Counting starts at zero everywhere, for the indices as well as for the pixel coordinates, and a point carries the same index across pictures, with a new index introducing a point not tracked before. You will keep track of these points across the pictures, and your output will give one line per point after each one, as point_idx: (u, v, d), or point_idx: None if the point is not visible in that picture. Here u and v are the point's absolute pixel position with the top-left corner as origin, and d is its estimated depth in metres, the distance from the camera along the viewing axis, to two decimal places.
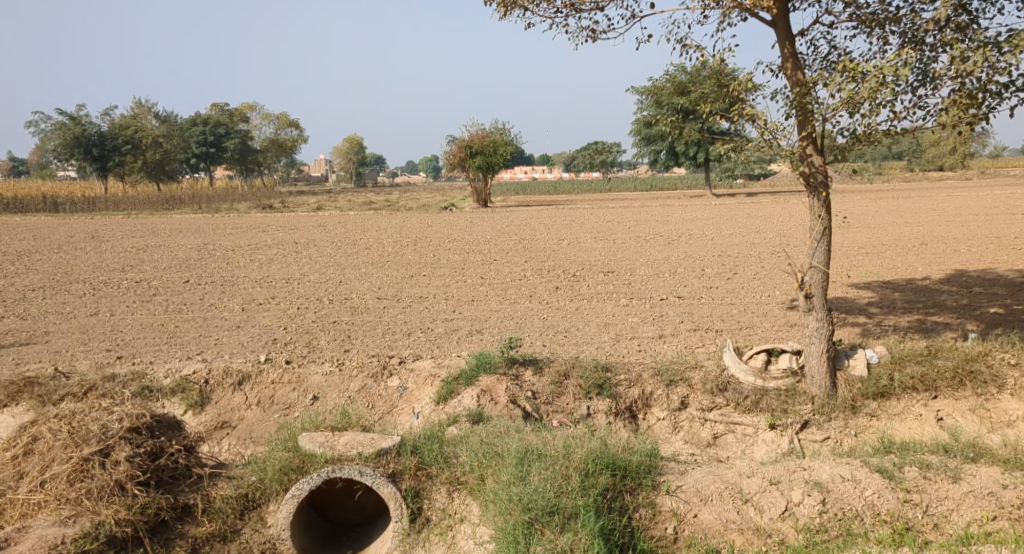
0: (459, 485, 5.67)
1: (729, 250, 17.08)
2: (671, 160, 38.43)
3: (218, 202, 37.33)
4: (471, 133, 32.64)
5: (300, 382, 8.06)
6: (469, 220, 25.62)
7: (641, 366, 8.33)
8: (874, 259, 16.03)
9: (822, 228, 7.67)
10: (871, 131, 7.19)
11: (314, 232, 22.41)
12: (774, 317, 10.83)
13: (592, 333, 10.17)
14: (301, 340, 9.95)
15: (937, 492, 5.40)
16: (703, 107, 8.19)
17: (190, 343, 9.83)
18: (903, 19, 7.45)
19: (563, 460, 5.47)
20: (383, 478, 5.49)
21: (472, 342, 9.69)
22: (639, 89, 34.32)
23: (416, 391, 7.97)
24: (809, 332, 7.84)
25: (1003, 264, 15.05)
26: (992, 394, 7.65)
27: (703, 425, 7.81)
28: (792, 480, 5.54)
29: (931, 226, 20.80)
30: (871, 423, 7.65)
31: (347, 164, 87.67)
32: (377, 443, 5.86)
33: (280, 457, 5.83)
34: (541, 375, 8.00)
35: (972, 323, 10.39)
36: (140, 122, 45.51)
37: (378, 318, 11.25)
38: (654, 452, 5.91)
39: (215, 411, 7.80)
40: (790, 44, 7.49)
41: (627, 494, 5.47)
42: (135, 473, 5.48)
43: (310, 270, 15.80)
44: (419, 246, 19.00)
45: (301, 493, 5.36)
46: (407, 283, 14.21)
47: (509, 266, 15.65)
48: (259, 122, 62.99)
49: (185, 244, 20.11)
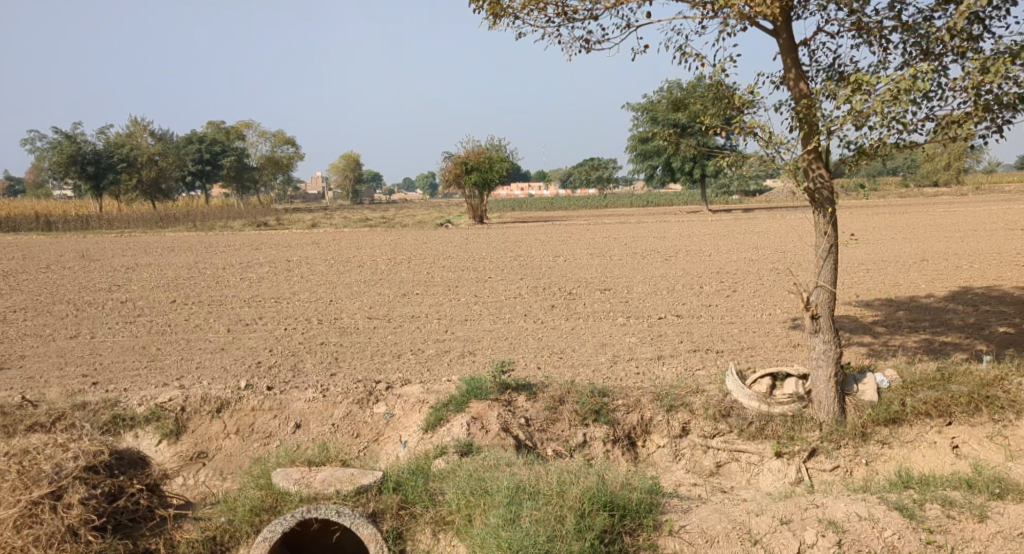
0: (445, 525, 5.27)
1: (727, 267, 16.75)
2: (668, 175, 38.14)
3: (212, 220, 36.99)
4: (467, 150, 32.36)
5: (282, 409, 7.65)
6: (464, 237, 25.29)
7: (640, 390, 7.92)
8: (876, 276, 15.68)
9: (828, 245, 7.29)
10: (879, 145, 6.84)
11: (307, 250, 22.04)
12: (776, 337, 10.47)
13: (588, 355, 9.77)
14: (286, 363, 9.55)
15: (962, 533, 5.02)
16: (703, 120, 7.84)
17: (169, 368, 9.41)
18: (912, 28, 7.11)
19: (558, 499, 5.08)
20: (363, 519, 5.09)
21: (464, 365, 9.30)
22: (634, 105, 34.12)
23: (403, 419, 7.55)
24: (816, 355, 7.45)
25: (1008, 281, 14.71)
26: (1010, 421, 7.24)
27: (705, 453, 7.41)
28: (804, 519, 5.14)
29: (932, 242, 20.48)
30: (882, 451, 7.27)
31: (343, 181, 87.28)
32: (357, 480, 5.51)
33: (251, 497, 5.48)
34: (535, 400, 7.59)
35: (982, 343, 10.02)
36: (136, 141, 45.21)
37: (368, 339, 10.87)
38: (655, 487, 5.50)
39: (191, 440, 7.39)
40: (792, 54, 7.15)
41: (627, 535, 5.06)
42: (90, 518, 5.13)
43: (301, 289, 15.42)
44: (412, 264, 18.65)
45: (273, 535, 4.99)
46: (399, 301, 13.84)
47: (504, 284, 15.29)
48: (255, 140, 62.84)
49: (174, 262, 19.72)
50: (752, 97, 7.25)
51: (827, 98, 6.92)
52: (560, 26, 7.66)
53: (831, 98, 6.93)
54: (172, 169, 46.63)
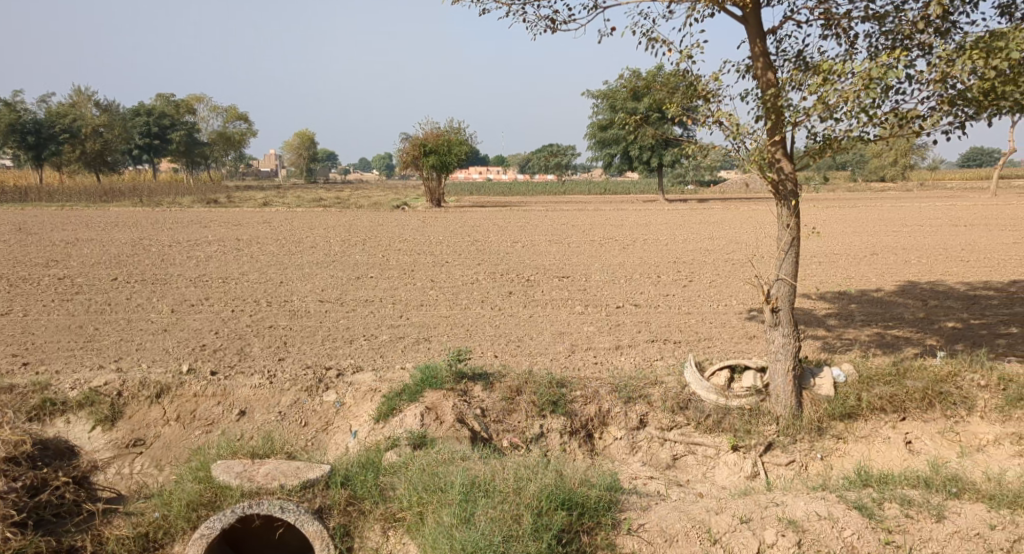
0: (396, 522, 5.03)
1: (684, 257, 16.73)
2: (626, 164, 38.13)
3: (159, 196, 35.79)
4: (425, 132, 31.86)
5: (226, 395, 7.32)
6: (421, 220, 24.91)
7: (598, 381, 7.77)
8: (828, 268, 15.82)
9: (791, 237, 7.18)
10: (845, 137, 6.75)
11: (259, 229, 21.43)
12: (732, 328, 10.42)
13: (546, 343, 9.59)
14: (232, 346, 9.17)
15: (920, 533, 4.97)
16: (667, 108, 7.67)
17: (106, 349, 8.95)
18: (881, 19, 7.03)
19: (514, 497, 4.90)
20: (308, 515, 4.85)
21: (418, 352, 9.05)
22: (594, 92, 33.89)
23: (354, 407, 7.28)
24: (775, 348, 7.36)
25: (954, 276, 14.98)
26: (961, 417, 7.29)
27: (662, 445, 7.29)
28: (764, 518, 5.03)
29: (882, 237, 20.79)
30: (838, 446, 7.22)
31: (298, 160, 85.64)
32: (303, 474, 5.24)
33: (188, 490, 5.17)
34: (491, 390, 7.41)
35: (932, 338, 10.12)
36: (81, 111, 43.53)
37: (318, 323, 10.52)
38: (613, 484, 5.35)
39: (128, 427, 7.02)
40: (761, 41, 7.01)
41: (585, 534, 4.89)
42: (9, 513, 4.78)
43: (250, 269, 14.92)
44: (367, 246, 18.26)
45: (211, 532, 4.71)
46: (352, 285, 13.46)
47: (461, 269, 15.04)
48: (206, 114, 61.18)
49: (118, 238, 18.97)
50: (718, 85, 7.08)
51: (794, 88, 6.82)
52: (525, 6, 7.40)
53: (798, 89, 6.82)
54: (119, 142, 45.12)
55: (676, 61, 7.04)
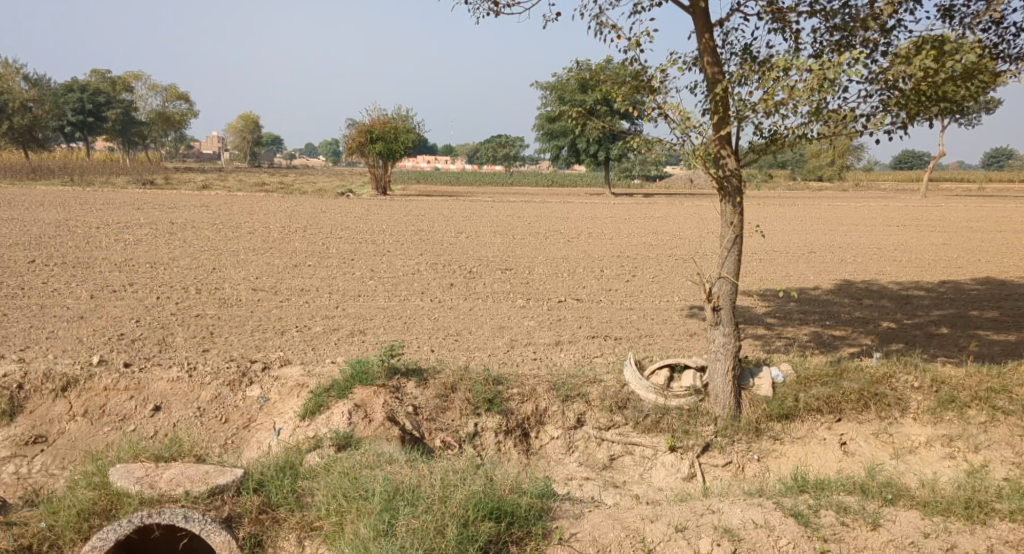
0: (312, 531, 4.72)
1: (629, 252, 16.66)
2: (573, 156, 38.00)
3: (91, 175, 34.36)
4: (371, 118, 31.22)
5: (140, 389, 6.89)
6: (364, 207, 24.37)
7: (536, 379, 7.55)
8: (768, 266, 15.92)
9: (734, 235, 7.01)
10: (791, 134, 6.61)
11: (194, 212, 20.67)
12: (673, 325, 10.32)
13: (485, 338, 9.32)
14: (154, 336, 8.67)
15: (855, 541, 4.87)
16: (614, 99, 7.44)
17: (13, 338, 8.37)
18: (829, 16, 6.92)
19: (439, 505, 4.63)
20: (215, 524, 4.51)
21: (351, 344, 8.70)
22: (543, 85, 33.57)
23: (279, 404, 6.90)
24: (715, 347, 7.21)
25: (887, 275, 15.23)
26: (895, 418, 7.26)
27: (599, 445, 7.11)
28: (699, 527, 4.89)
29: (820, 235, 21.08)
30: (775, 447, 7.10)
31: (241, 142, 83.46)
32: (212, 479, 4.89)
33: (80, 498, 4.78)
34: (424, 387, 7.14)
35: (867, 338, 10.17)
36: (9, 84, 41.41)
37: (249, 313, 10.07)
38: (546, 491, 5.12)
39: (29, 423, 6.57)
40: (708, 35, 6.84)
41: (513, 545, 4.65)
42: None
43: (181, 254, 14.28)
44: (307, 233, 17.75)
45: (104, 544, 4.34)
46: (288, 273, 12.98)
47: (402, 259, 14.65)
48: (143, 93, 59.09)
49: (42, 218, 18.04)
50: (665, 76, 6.88)
51: (741, 84, 6.68)
52: None
53: (744, 84, 6.69)
54: (49, 118, 43.28)
55: (625, 48, 6.83)
